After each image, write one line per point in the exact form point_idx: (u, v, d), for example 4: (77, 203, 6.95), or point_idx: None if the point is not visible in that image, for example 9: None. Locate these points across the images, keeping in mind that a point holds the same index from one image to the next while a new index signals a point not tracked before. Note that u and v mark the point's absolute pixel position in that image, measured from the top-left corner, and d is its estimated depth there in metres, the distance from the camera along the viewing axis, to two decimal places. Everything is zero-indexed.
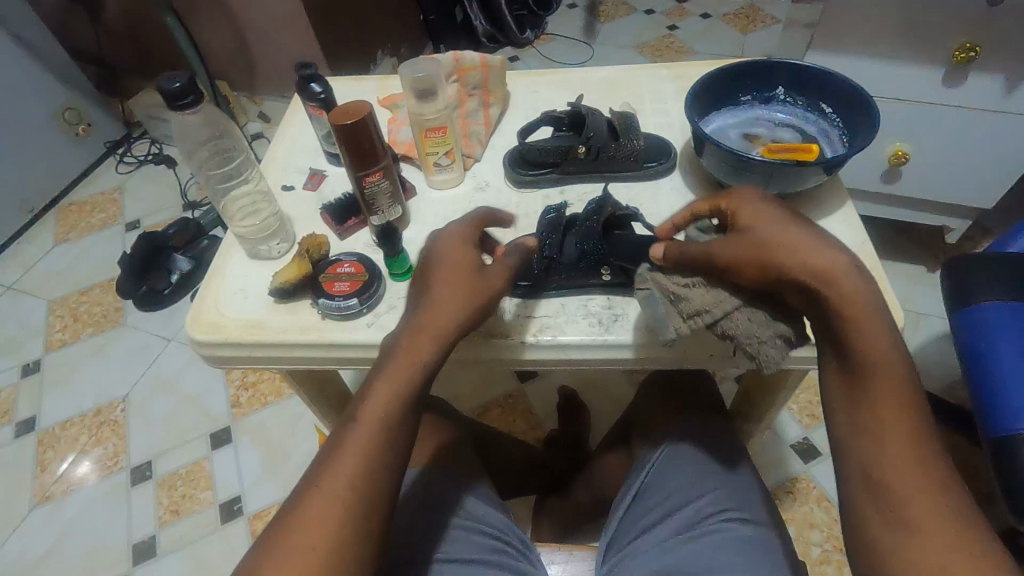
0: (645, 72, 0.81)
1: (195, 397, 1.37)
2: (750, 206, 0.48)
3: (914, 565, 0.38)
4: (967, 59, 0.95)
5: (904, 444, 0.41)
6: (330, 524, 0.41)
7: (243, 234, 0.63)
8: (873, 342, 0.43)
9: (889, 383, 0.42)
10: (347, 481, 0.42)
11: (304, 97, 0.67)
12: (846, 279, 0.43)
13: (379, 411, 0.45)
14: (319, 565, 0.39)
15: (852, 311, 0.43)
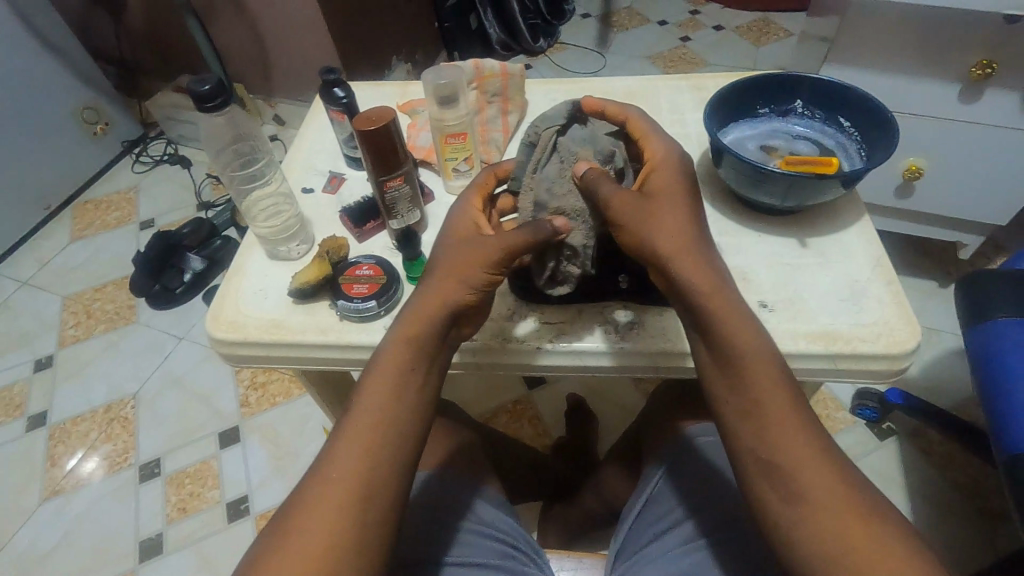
0: (663, 82, 0.82)
1: (205, 396, 1.38)
2: (663, 187, 0.53)
3: (814, 543, 0.41)
4: (984, 76, 0.95)
5: (795, 426, 0.44)
6: (339, 513, 0.43)
7: (267, 235, 0.63)
8: (736, 325, 0.48)
9: (754, 363, 0.47)
10: (351, 473, 0.44)
11: (327, 101, 0.68)
12: (700, 267, 0.50)
13: (379, 404, 0.47)
14: (323, 550, 0.41)
15: (712, 293, 0.49)
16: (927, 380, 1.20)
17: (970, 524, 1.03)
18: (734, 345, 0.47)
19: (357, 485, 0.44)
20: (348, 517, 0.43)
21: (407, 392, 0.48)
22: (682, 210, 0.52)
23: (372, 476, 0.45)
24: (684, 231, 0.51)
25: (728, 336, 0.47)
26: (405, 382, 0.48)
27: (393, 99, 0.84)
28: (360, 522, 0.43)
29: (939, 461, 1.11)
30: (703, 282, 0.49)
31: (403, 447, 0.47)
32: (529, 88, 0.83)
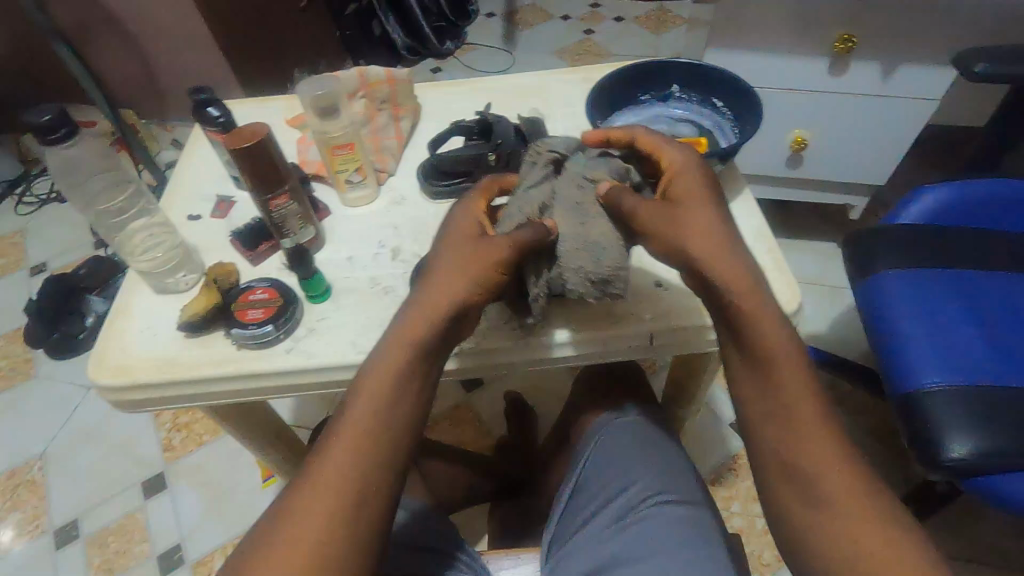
0: (553, 76, 0.83)
1: (122, 445, 1.29)
2: (684, 185, 0.50)
3: (829, 538, 0.41)
4: (846, 49, 1.02)
5: (817, 429, 0.44)
6: (312, 533, 0.40)
7: (146, 269, 0.59)
8: (767, 324, 0.46)
9: (781, 357, 0.46)
10: (334, 495, 0.41)
11: (203, 122, 0.64)
12: (733, 263, 0.47)
13: (370, 420, 0.44)
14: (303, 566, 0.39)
15: (743, 290, 0.46)
16: (835, 335, 1.28)
17: (884, 462, 1.12)
18: (764, 342, 0.46)
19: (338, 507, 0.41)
20: (327, 540, 0.40)
21: (400, 408, 0.45)
22: (708, 210, 0.49)
23: (354, 496, 0.42)
24: (712, 230, 0.48)
25: (759, 336, 0.46)
26: (399, 397, 0.45)
27: (281, 114, 0.81)
28: (340, 546, 0.40)
29: (853, 408, 1.20)
30: (737, 282, 0.46)
31: (390, 465, 0.44)
32: (422, 92, 0.82)
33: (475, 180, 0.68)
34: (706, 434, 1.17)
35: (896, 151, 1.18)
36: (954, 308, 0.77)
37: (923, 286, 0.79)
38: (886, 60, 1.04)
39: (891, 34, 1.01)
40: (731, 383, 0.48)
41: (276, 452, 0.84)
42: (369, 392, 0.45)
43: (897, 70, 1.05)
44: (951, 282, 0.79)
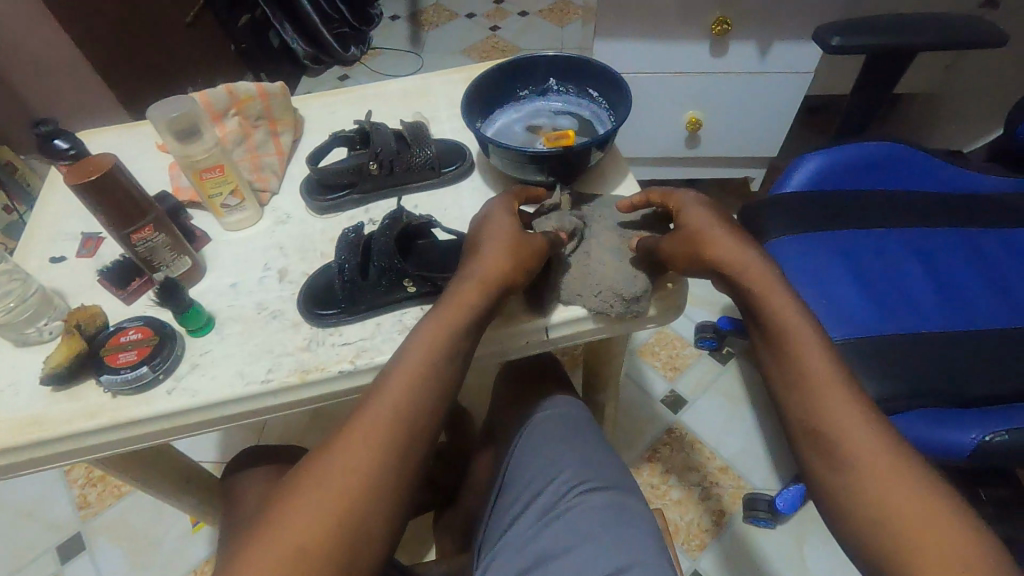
0: (438, 78, 0.82)
1: (31, 510, 1.18)
2: (689, 205, 0.56)
3: (859, 502, 0.42)
4: (723, 31, 1.07)
5: (840, 397, 0.47)
6: (333, 505, 0.42)
7: (2, 323, 0.54)
8: (782, 311, 0.51)
9: (794, 340, 0.50)
10: (357, 473, 0.43)
11: (49, 156, 0.59)
12: (748, 256, 0.53)
13: (397, 409, 0.46)
14: (320, 536, 0.40)
15: (757, 277, 0.52)
16: None
17: None
18: (783, 329, 0.51)
19: (361, 487, 0.43)
20: (343, 513, 0.42)
21: (425, 397, 0.47)
22: (715, 219, 0.54)
23: (378, 478, 0.44)
24: (724, 231, 0.54)
25: (781, 322, 0.51)
26: (422, 390, 0.48)
27: (153, 139, 0.76)
28: (356, 523, 0.42)
29: None
30: (755, 276, 0.52)
31: (412, 456, 0.46)
32: (304, 104, 0.79)
33: (361, 191, 0.66)
34: (638, 413, 1.20)
35: (782, 123, 1.24)
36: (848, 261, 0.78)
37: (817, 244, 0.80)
38: (760, 39, 1.10)
39: (762, 14, 1.06)
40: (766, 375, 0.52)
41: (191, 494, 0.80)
42: (398, 383, 0.48)
43: (771, 48, 1.11)
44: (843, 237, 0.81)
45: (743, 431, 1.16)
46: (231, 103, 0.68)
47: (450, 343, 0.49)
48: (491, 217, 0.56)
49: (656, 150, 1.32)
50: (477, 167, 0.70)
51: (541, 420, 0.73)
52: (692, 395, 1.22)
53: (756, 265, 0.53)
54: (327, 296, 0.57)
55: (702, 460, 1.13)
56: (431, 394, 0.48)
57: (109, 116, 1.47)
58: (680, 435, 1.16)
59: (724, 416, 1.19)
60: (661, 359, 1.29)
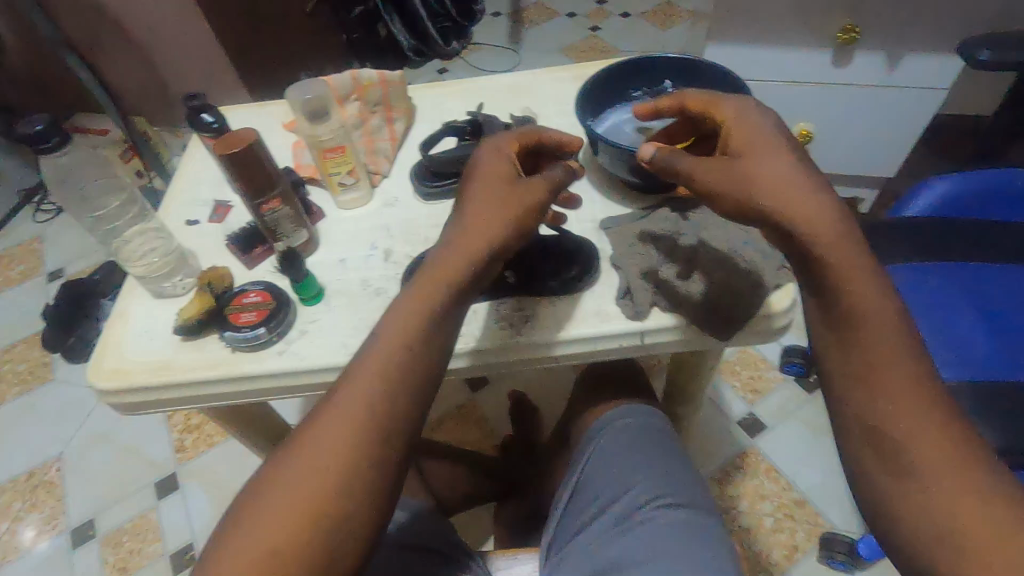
0: (547, 75, 0.83)
1: (136, 447, 1.31)
2: (741, 128, 0.46)
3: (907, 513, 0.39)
4: (850, 40, 1.00)
5: (905, 394, 0.41)
6: (328, 465, 0.40)
7: (142, 274, 0.61)
8: (858, 290, 0.43)
9: (877, 327, 0.43)
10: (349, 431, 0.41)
11: (197, 128, 0.65)
12: (814, 200, 0.43)
13: (387, 359, 0.44)
14: (306, 506, 0.39)
15: (820, 227, 0.42)
16: None
17: None
18: (860, 306, 0.43)
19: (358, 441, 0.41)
20: (341, 474, 0.40)
21: (414, 357, 0.44)
22: (782, 153, 0.44)
23: (375, 430, 0.42)
24: (786, 164, 0.44)
25: (851, 300, 0.43)
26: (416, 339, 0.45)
27: (278, 119, 0.82)
28: (357, 478, 0.40)
29: None
30: (824, 229, 0.42)
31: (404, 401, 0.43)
32: (416, 93, 0.82)
33: None
34: (711, 431, 1.16)
35: (905, 142, 1.15)
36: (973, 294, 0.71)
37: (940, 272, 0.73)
38: (891, 50, 1.02)
39: (896, 23, 0.99)
40: (821, 354, 0.46)
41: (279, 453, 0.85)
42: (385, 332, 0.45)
43: (902, 61, 1.03)
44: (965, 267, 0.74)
45: (825, 465, 1.09)
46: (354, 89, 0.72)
47: (441, 296, 0.46)
48: (481, 152, 0.51)
49: None
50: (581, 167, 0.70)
51: (623, 432, 0.71)
52: (772, 421, 1.16)
53: (821, 212, 0.42)
54: (429, 277, 0.61)
55: (776, 489, 1.07)
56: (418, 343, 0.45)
57: (233, 97, 1.60)
58: (756, 461, 1.11)
59: (805, 448, 1.12)
60: (742, 379, 1.23)
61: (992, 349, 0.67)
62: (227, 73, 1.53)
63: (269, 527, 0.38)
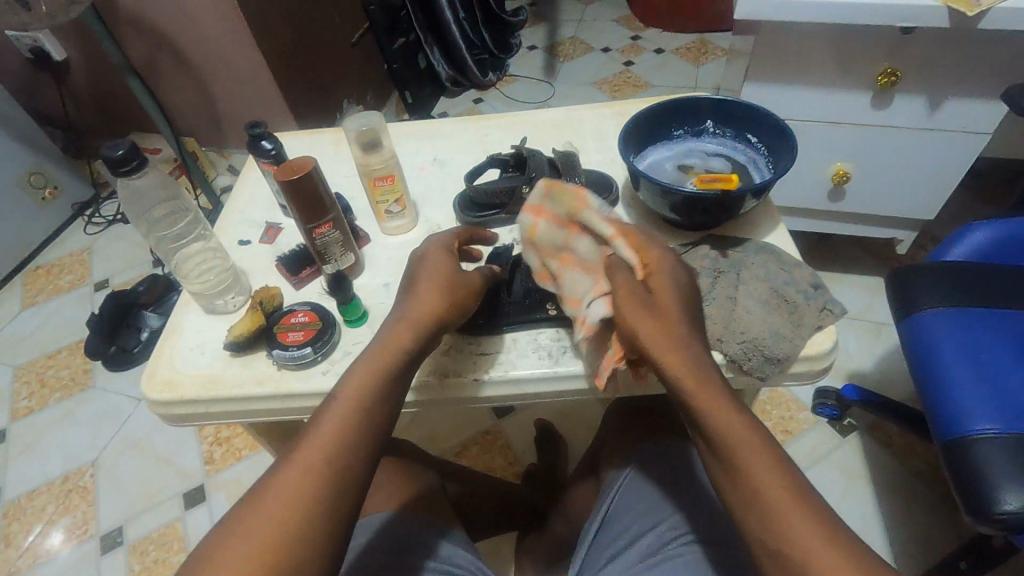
0: (587, 111, 0.85)
1: (167, 456, 1.31)
2: (666, 276, 0.50)
3: None
4: (890, 83, 1.01)
5: (806, 518, 0.41)
6: (325, 450, 0.45)
7: (198, 291, 0.64)
8: (718, 411, 0.45)
9: (747, 449, 0.44)
10: (327, 467, 0.44)
11: (256, 154, 0.70)
12: (684, 356, 0.47)
13: (356, 400, 0.47)
14: (316, 483, 0.43)
15: (696, 386, 0.46)
16: (881, 371, 1.22)
17: (934, 511, 1.05)
18: (737, 450, 0.44)
19: (348, 444, 0.45)
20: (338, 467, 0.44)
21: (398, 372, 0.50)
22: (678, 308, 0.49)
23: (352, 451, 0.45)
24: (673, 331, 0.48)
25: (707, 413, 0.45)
26: (388, 372, 0.49)
27: (328, 145, 0.85)
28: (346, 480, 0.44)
29: (901, 452, 1.13)
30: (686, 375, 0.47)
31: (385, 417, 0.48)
32: (460, 126, 0.85)
33: (509, 212, 0.70)
34: None
35: (946, 184, 1.14)
36: (969, 358, 0.78)
37: (932, 338, 0.81)
38: (932, 95, 1.02)
39: (938, 69, 0.99)
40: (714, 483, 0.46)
41: None
42: (360, 371, 0.49)
43: (944, 104, 1.03)
44: (964, 333, 0.80)
45: (861, 512, 1.06)
46: (560, 238, 0.55)
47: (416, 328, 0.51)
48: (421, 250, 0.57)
49: (793, 199, 1.25)
50: (621, 201, 0.71)
51: (655, 458, 0.68)
52: (805, 461, 1.13)
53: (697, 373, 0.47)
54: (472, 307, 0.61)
55: None
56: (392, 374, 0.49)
57: (277, 120, 1.64)
58: None
59: (837, 492, 1.09)
60: (772, 419, 1.19)
61: (1014, 396, 0.73)
62: (273, 96, 1.58)
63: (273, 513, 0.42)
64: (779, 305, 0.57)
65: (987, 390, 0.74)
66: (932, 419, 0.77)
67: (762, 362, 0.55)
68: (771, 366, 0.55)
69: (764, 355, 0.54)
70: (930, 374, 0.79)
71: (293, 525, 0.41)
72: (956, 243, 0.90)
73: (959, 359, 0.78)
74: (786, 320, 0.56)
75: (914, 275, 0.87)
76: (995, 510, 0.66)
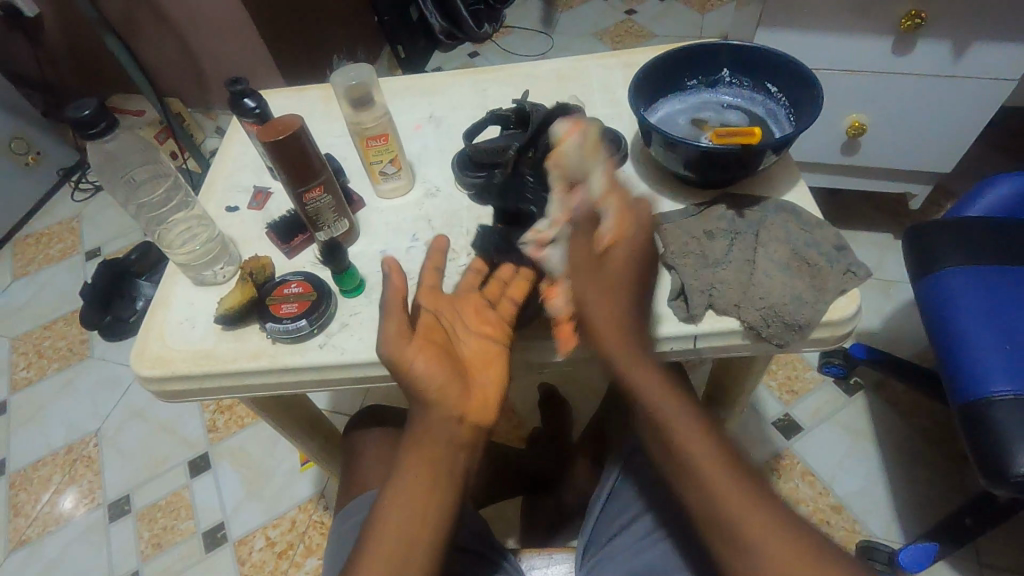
0: (592, 62, 0.79)
1: (169, 424, 1.30)
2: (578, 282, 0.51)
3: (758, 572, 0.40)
4: (914, 26, 0.95)
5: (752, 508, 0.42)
6: (412, 480, 0.47)
7: (185, 261, 0.61)
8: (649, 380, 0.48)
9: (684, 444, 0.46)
10: (400, 543, 0.45)
11: (239, 113, 0.66)
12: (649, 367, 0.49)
13: (407, 506, 0.46)
14: (415, 510, 0.46)
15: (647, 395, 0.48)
16: (889, 330, 1.20)
17: (940, 469, 1.04)
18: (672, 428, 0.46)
19: (423, 475, 0.47)
20: (421, 500, 0.47)
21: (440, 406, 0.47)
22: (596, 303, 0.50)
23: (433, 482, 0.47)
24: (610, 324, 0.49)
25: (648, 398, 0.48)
26: (440, 470, 0.47)
27: (317, 102, 0.79)
28: (433, 498, 0.47)
29: (906, 410, 1.12)
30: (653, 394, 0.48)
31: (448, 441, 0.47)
32: (456, 79, 0.80)
33: None
34: (747, 432, 1.12)
35: (964, 136, 1.09)
36: (988, 318, 0.75)
37: (950, 297, 0.78)
38: (958, 38, 0.96)
39: (965, 11, 0.93)
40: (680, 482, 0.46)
41: (312, 441, 0.83)
42: (403, 493, 0.47)
43: (970, 49, 0.97)
44: (985, 291, 0.77)
45: (864, 471, 1.06)
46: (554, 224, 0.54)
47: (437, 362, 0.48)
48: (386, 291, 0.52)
49: (804, 153, 1.20)
50: (631, 159, 0.67)
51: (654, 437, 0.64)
52: (810, 421, 1.12)
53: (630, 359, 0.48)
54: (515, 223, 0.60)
55: (812, 493, 1.04)
56: (446, 471, 0.47)
57: (264, 78, 1.56)
58: (791, 463, 1.08)
59: (843, 451, 1.08)
60: (778, 378, 1.18)
61: None
62: (258, 51, 1.50)
63: (389, 529, 0.46)
64: (801, 269, 0.54)
65: (1006, 350, 0.72)
66: (947, 382, 0.75)
67: (778, 329, 0.52)
68: (789, 332, 0.52)
69: (784, 324, 0.52)
70: (947, 336, 0.77)
71: (403, 542, 0.45)
72: (975, 198, 0.87)
73: (978, 319, 0.75)
74: (807, 284, 0.53)
75: (934, 232, 0.83)
76: (1011, 472, 0.65)
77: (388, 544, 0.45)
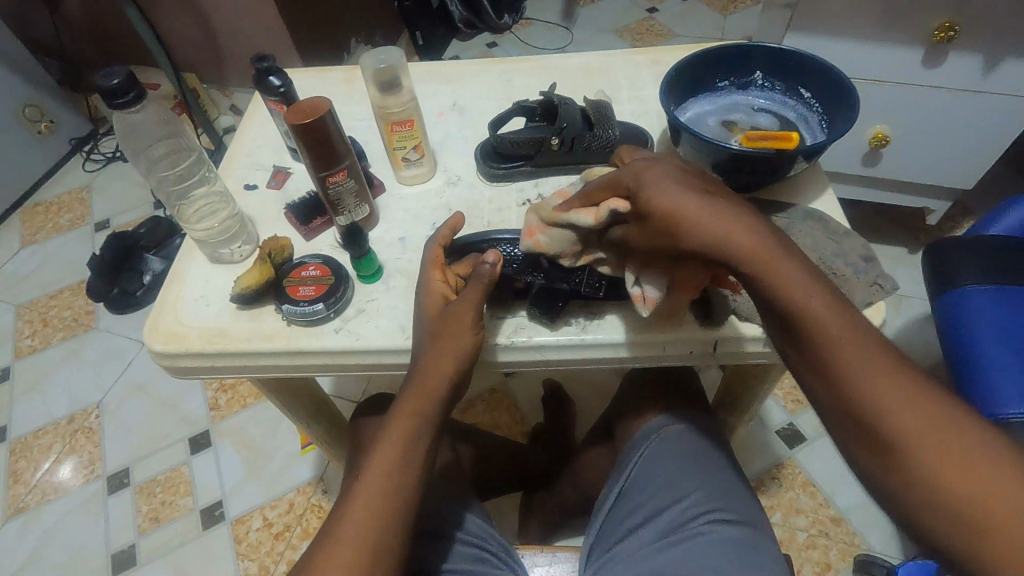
0: (620, 58, 0.78)
1: (171, 400, 1.30)
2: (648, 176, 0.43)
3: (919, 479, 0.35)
4: (946, 39, 0.93)
5: (897, 406, 0.36)
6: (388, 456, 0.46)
7: (202, 237, 0.60)
8: (765, 258, 0.40)
9: (806, 318, 0.39)
10: (366, 523, 0.44)
11: (263, 91, 0.65)
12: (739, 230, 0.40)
13: (380, 484, 0.45)
14: (386, 487, 0.45)
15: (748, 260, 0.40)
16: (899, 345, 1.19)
17: None
18: (795, 306, 0.39)
19: (399, 454, 0.47)
20: (397, 473, 0.46)
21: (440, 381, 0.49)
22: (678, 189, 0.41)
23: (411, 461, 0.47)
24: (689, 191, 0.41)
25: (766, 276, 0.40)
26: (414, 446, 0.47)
27: (340, 84, 0.79)
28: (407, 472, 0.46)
29: None
30: (747, 246, 0.40)
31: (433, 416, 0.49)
32: (482, 68, 0.79)
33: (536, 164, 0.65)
34: (750, 440, 1.11)
35: (988, 153, 1.08)
36: (1005, 338, 0.74)
37: (969, 314, 0.77)
38: (990, 54, 0.95)
39: (1000, 26, 0.91)
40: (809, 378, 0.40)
41: (318, 425, 0.83)
42: (383, 456, 0.46)
43: (1001, 65, 0.95)
44: (1004, 311, 0.76)
45: None
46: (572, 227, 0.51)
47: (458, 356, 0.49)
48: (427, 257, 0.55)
49: (824, 162, 1.19)
50: None
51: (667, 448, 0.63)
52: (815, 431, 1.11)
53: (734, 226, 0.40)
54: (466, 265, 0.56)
55: (813, 504, 1.04)
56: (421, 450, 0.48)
57: (281, 57, 1.55)
58: (792, 473, 1.07)
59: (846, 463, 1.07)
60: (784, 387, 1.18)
61: None
62: (277, 30, 1.48)
63: (365, 502, 0.44)
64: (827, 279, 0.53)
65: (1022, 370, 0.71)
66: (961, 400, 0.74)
67: None
68: None
69: None
70: (962, 352, 0.76)
71: (378, 513, 0.44)
72: (999, 216, 0.86)
73: (995, 337, 0.74)
74: None
75: (956, 248, 0.82)
76: None
77: (365, 510, 0.44)
